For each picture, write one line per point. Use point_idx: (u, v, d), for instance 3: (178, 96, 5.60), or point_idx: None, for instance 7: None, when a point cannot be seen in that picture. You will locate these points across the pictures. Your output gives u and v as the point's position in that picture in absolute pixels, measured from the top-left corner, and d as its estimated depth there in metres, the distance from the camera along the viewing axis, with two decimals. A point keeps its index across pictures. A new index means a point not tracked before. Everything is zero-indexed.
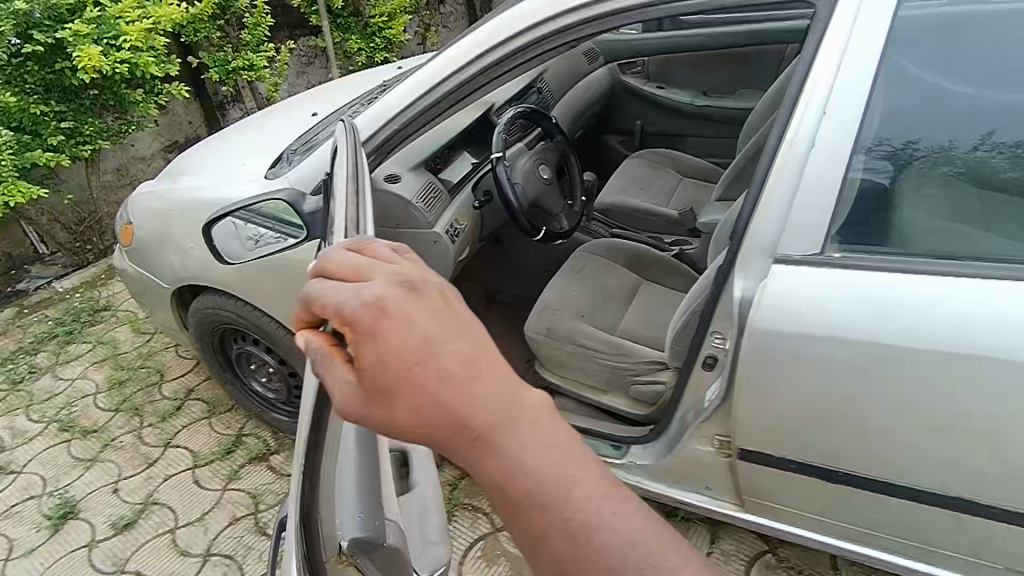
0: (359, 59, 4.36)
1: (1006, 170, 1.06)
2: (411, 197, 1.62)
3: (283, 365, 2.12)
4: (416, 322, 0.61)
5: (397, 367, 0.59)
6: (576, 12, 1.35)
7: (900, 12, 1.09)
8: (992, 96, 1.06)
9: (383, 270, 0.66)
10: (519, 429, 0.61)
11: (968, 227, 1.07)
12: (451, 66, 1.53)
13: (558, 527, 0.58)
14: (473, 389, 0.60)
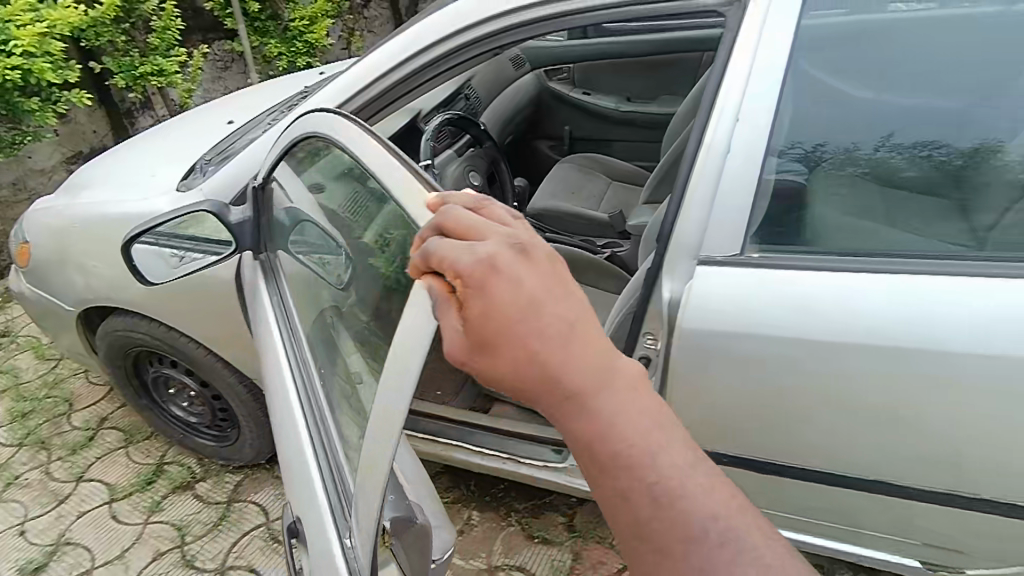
0: (280, 64, 4.21)
1: (905, 169, 1.13)
2: None
3: (206, 387, 2.02)
4: (525, 281, 0.58)
5: (500, 324, 0.57)
6: (501, 19, 1.35)
7: (802, 21, 1.15)
8: (893, 99, 1.13)
9: (498, 230, 0.63)
10: (613, 392, 0.58)
11: (875, 224, 1.14)
12: (374, 74, 1.51)
13: (641, 491, 0.55)
14: (572, 351, 0.58)
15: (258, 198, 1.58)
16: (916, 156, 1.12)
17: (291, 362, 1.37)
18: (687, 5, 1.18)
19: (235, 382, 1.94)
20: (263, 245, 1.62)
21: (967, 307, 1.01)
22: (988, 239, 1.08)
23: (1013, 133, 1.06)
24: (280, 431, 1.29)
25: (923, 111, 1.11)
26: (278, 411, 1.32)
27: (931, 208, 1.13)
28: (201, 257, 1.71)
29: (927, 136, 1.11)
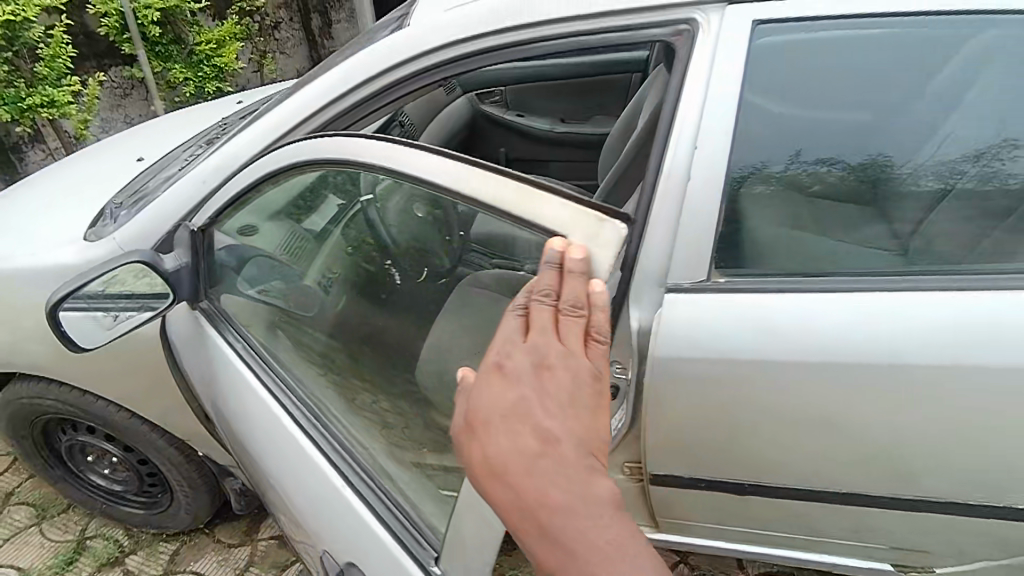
0: (186, 90, 3.96)
1: (810, 184, 1.18)
2: (274, 249, 1.55)
3: (130, 453, 1.83)
4: (516, 394, 0.74)
5: (489, 428, 0.74)
6: (437, 54, 1.32)
7: (750, 50, 1.14)
8: (812, 117, 1.15)
9: (542, 339, 0.77)
10: (578, 512, 0.68)
11: (811, 238, 1.19)
12: (307, 108, 1.43)
13: None
14: (543, 459, 0.70)
15: (196, 245, 1.48)
16: (816, 172, 1.17)
17: (304, 412, 1.40)
18: (632, 36, 1.20)
19: (164, 444, 1.77)
20: (200, 294, 1.54)
21: (896, 317, 1.07)
22: (909, 249, 1.15)
23: (898, 147, 1.13)
24: (303, 483, 1.35)
25: (835, 127, 1.14)
26: (295, 462, 1.36)
27: (851, 217, 1.18)
28: (131, 315, 1.50)
29: (824, 153, 1.15)
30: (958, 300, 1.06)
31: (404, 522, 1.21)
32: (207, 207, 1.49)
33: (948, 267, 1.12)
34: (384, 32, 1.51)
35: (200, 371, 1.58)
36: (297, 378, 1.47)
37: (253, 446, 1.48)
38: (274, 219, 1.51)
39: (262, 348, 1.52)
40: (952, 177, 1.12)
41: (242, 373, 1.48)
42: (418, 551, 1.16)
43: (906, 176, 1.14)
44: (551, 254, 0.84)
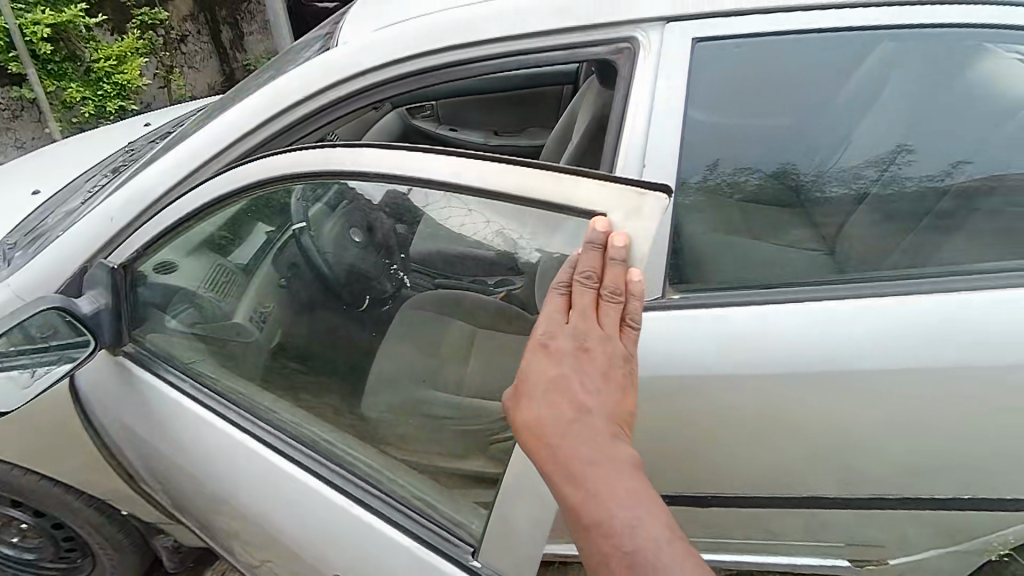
0: (84, 110, 3.67)
1: (734, 193, 1.22)
2: (199, 284, 1.44)
3: (40, 519, 1.64)
4: (556, 369, 0.88)
5: (533, 396, 0.88)
6: (372, 74, 1.26)
7: (692, 69, 1.15)
8: (734, 131, 1.18)
9: (582, 321, 0.91)
10: (603, 464, 0.81)
11: (749, 243, 1.24)
12: (229, 134, 1.33)
13: (600, 532, 0.78)
14: (576, 423, 0.84)
15: (115, 282, 1.34)
16: (735, 180, 1.21)
17: (286, 440, 1.35)
18: (572, 55, 1.19)
19: (82, 506, 1.61)
20: (122, 337, 1.40)
21: (824, 318, 1.13)
22: (835, 247, 1.23)
23: (807, 155, 1.21)
24: (300, 505, 1.33)
25: (755, 137, 1.19)
26: (289, 492, 1.33)
27: (780, 224, 1.24)
28: (49, 366, 1.33)
29: (742, 162, 1.20)
30: (875, 307, 1.13)
31: (426, 525, 1.24)
32: (127, 243, 1.35)
33: (860, 275, 1.19)
34: (308, 53, 1.41)
35: (133, 420, 1.44)
36: (264, 409, 1.39)
37: (222, 489, 1.42)
38: (194, 253, 1.39)
39: (207, 384, 1.41)
40: (859, 183, 1.22)
41: (200, 414, 1.39)
42: (448, 548, 1.21)
43: (812, 183, 1.22)
44: (595, 234, 0.94)
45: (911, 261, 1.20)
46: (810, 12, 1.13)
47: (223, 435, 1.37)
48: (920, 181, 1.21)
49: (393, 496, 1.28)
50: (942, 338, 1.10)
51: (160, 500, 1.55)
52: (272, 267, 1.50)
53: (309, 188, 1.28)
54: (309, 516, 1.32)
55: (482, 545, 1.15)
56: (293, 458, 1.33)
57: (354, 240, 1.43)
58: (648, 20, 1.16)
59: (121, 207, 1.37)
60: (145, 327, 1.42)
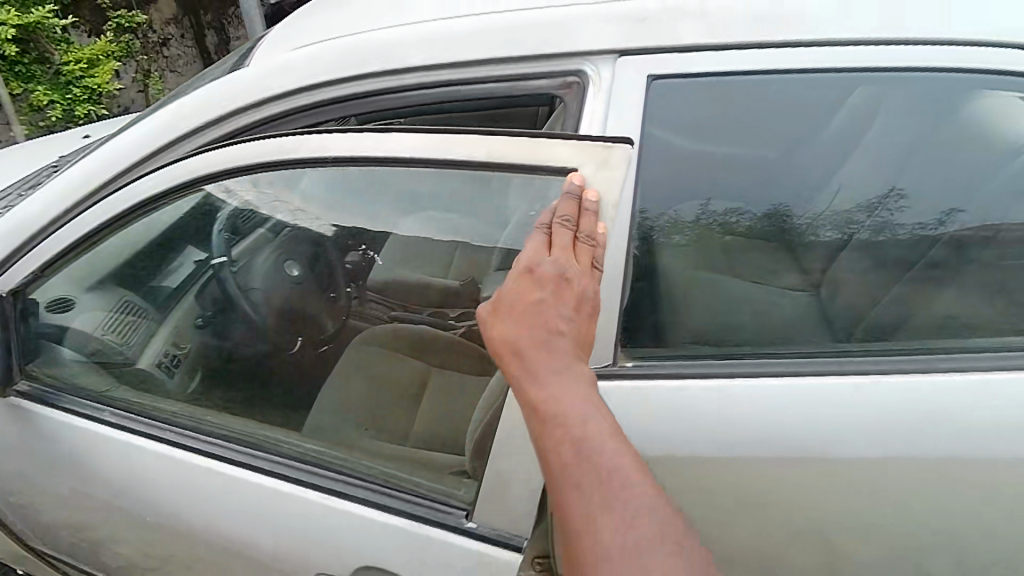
0: (52, 114, 3.53)
1: (722, 233, 1.12)
2: (94, 329, 1.35)
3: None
4: (534, 293, 0.89)
5: (511, 312, 0.90)
6: (296, 97, 1.15)
7: (647, 109, 1.05)
8: (705, 169, 1.08)
9: (564, 256, 0.91)
10: (566, 376, 0.85)
11: (729, 281, 1.13)
12: (140, 147, 1.22)
13: (560, 433, 0.82)
14: (550, 342, 0.87)
15: (6, 312, 1.27)
16: (726, 223, 1.11)
17: (236, 449, 1.23)
18: (516, 87, 1.08)
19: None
20: (13, 374, 1.31)
21: (786, 389, 1.02)
22: (820, 290, 1.12)
23: (798, 197, 1.09)
24: (263, 507, 1.18)
25: (728, 178, 1.09)
26: (245, 501, 1.19)
27: (766, 264, 1.13)
28: None
29: (732, 203, 1.10)
30: (845, 381, 1.02)
31: (415, 500, 1.13)
32: (14, 269, 1.26)
33: (848, 351, 1.06)
34: (222, 72, 1.31)
35: (23, 466, 1.36)
36: (208, 421, 1.28)
37: (148, 530, 1.32)
38: (97, 287, 1.33)
39: (133, 411, 1.29)
40: (850, 228, 1.09)
41: (125, 442, 1.26)
42: (441, 518, 1.10)
43: (806, 226, 1.10)
44: (572, 187, 0.96)
45: (895, 318, 1.09)
46: (774, 49, 1.03)
47: (157, 462, 1.24)
48: (915, 229, 1.09)
49: (372, 479, 1.17)
50: (925, 409, 1.00)
51: (55, 549, 1.49)
52: (195, 304, 1.42)
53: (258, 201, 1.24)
54: (255, 551, 1.23)
55: (475, 508, 1.08)
56: (247, 463, 1.20)
57: (291, 275, 1.41)
58: (597, 53, 1.04)
59: (21, 222, 1.25)
60: (42, 360, 1.34)
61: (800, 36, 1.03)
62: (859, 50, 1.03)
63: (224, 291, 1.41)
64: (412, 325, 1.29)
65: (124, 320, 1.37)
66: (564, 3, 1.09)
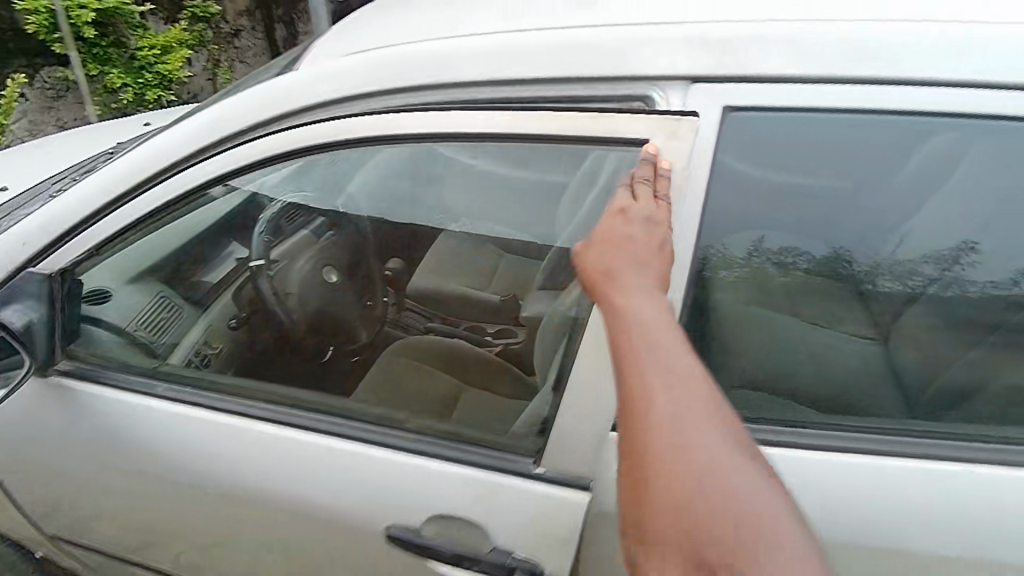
0: (123, 96, 3.67)
1: (779, 275, 1.05)
2: (129, 323, 1.32)
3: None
4: (626, 224, 0.91)
5: (605, 241, 0.91)
6: (346, 104, 1.11)
7: (720, 144, 0.97)
8: (768, 203, 1.01)
9: (648, 203, 0.92)
10: (652, 311, 0.83)
11: (787, 320, 1.06)
12: (189, 142, 1.16)
13: (638, 339, 0.80)
14: (637, 265, 0.87)
15: (52, 291, 1.20)
16: (781, 263, 1.04)
17: (296, 408, 1.19)
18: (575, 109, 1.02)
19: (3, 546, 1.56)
20: (53, 356, 1.25)
21: (824, 465, 0.99)
22: (888, 340, 1.05)
23: (860, 242, 1.01)
24: (325, 472, 1.13)
25: (788, 217, 1.01)
26: (302, 466, 1.14)
27: (832, 308, 1.05)
28: None
29: (789, 242, 1.03)
30: (893, 464, 0.97)
31: (478, 453, 1.09)
32: (66, 248, 1.19)
33: (902, 433, 1.00)
34: (272, 74, 1.29)
35: (51, 459, 1.33)
36: (262, 391, 1.22)
37: (174, 526, 1.33)
38: (136, 281, 1.32)
39: (185, 381, 1.24)
40: (914, 281, 1.01)
41: (173, 420, 1.21)
42: (509, 466, 1.06)
43: (863, 273, 1.02)
44: (646, 156, 0.95)
45: (968, 381, 1.01)
46: (856, 86, 0.92)
47: (211, 434, 1.19)
48: (988, 287, 0.99)
49: (433, 434, 1.13)
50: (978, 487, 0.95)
51: (74, 538, 1.47)
52: (231, 301, 1.41)
53: (314, 198, 1.29)
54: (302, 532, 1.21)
55: (544, 455, 1.04)
56: (304, 424, 1.16)
57: (329, 281, 1.44)
58: (668, 79, 0.97)
59: (66, 206, 1.18)
60: (81, 342, 1.27)
61: (896, 74, 0.91)
62: (966, 94, 0.90)
63: (258, 296, 1.40)
64: (448, 338, 1.38)
65: (158, 316, 1.34)
66: (639, 23, 1.01)
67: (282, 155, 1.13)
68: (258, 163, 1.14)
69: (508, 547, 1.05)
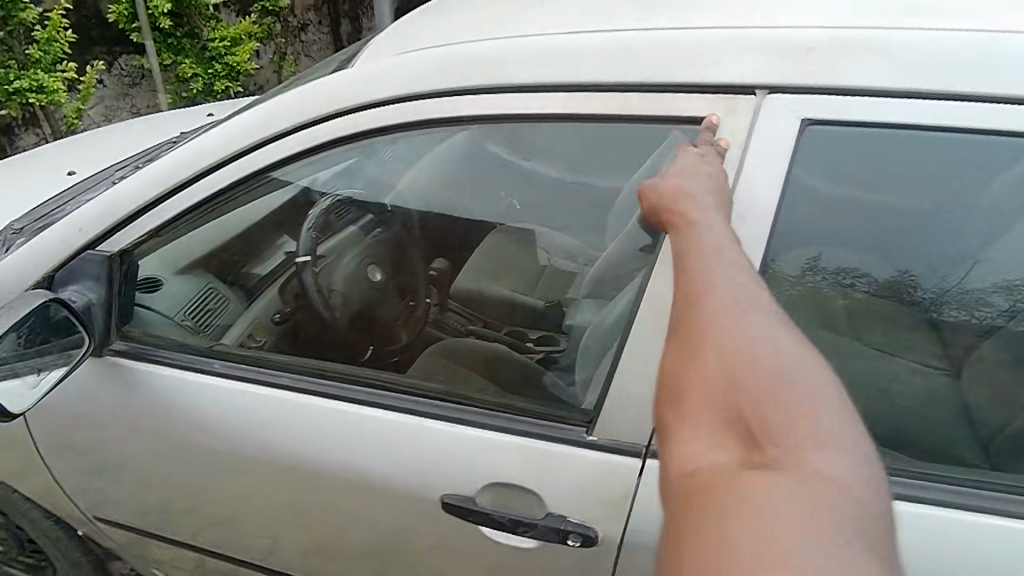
0: (194, 86, 3.83)
1: (838, 297, 0.97)
2: (172, 311, 1.32)
3: (5, 517, 1.66)
4: (694, 172, 0.91)
5: (674, 189, 0.90)
6: (400, 99, 1.10)
7: (794, 162, 0.93)
8: (832, 219, 0.94)
9: (710, 160, 0.92)
10: (743, 278, 0.78)
11: (848, 344, 0.97)
12: (248, 129, 1.18)
13: (709, 274, 0.78)
14: (714, 217, 0.85)
15: (110, 272, 1.23)
16: (838, 283, 0.97)
17: (340, 380, 1.19)
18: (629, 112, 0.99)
19: (44, 517, 1.61)
20: (109, 335, 1.27)
21: None
22: (960, 372, 0.95)
23: (929, 268, 0.93)
24: (370, 438, 1.14)
25: (848, 232, 0.94)
26: (343, 440, 1.16)
27: (897, 334, 0.96)
28: (40, 371, 1.19)
29: (849, 262, 0.95)
30: (947, 515, 0.91)
31: (525, 422, 1.08)
32: (127, 228, 1.22)
33: (960, 483, 0.92)
34: (328, 69, 1.30)
35: (91, 438, 1.36)
36: (311, 360, 1.24)
37: (212, 510, 1.36)
38: (185, 272, 1.34)
39: (240, 358, 1.25)
40: (983, 312, 0.93)
41: (214, 404, 1.24)
42: (558, 433, 1.06)
43: (929, 301, 0.94)
44: (703, 130, 0.95)
45: None
46: (927, 99, 0.88)
47: (252, 411, 1.21)
48: None
49: (482, 404, 1.12)
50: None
51: (115, 518, 1.50)
52: (276, 296, 1.39)
53: (364, 196, 1.31)
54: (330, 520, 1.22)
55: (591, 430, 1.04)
56: (343, 397, 1.17)
57: (372, 279, 1.40)
58: None
59: (129, 189, 1.22)
60: (135, 323, 1.29)
61: (974, 89, 0.86)
62: None
63: (302, 289, 1.38)
64: (488, 342, 1.23)
65: (205, 306, 1.34)
66: (697, 27, 0.99)
67: (332, 143, 1.14)
68: (314, 148, 1.15)
69: (563, 513, 1.04)
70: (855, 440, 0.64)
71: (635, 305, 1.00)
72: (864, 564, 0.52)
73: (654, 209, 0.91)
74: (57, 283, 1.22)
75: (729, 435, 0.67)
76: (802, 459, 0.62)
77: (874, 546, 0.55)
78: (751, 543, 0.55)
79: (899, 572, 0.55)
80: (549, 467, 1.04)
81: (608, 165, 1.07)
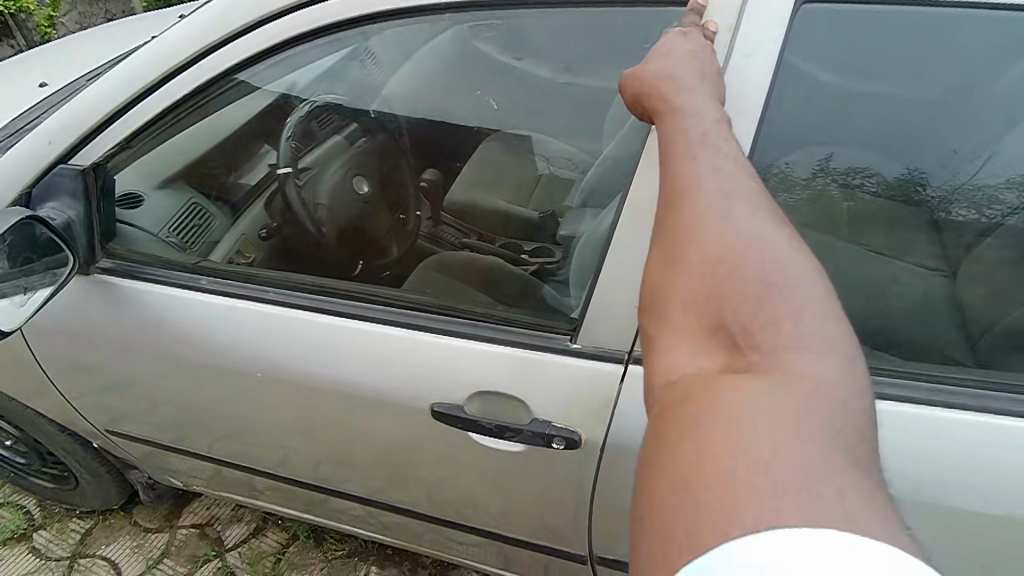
0: None
1: (843, 199, 0.94)
2: (160, 228, 1.30)
3: (22, 432, 1.74)
4: (679, 52, 0.85)
5: (660, 72, 0.83)
6: None
7: (786, 46, 0.89)
8: (840, 113, 0.90)
9: (694, 39, 0.87)
10: (730, 174, 0.74)
11: (846, 248, 0.95)
12: (217, 22, 1.11)
13: (695, 169, 0.74)
14: (699, 101, 0.80)
15: (85, 187, 1.20)
16: (846, 184, 0.93)
17: (327, 297, 1.19)
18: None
19: (58, 432, 1.68)
20: (95, 253, 1.27)
21: None
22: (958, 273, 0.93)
23: (939, 164, 0.90)
24: (364, 350, 1.16)
25: (857, 127, 0.90)
26: (335, 354, 1.17)
27: (901, 236, 0.94)
28: (28, 292, 1.20)
29: (860, 161, 0.92)
30: (920, 413, 0.93)
31: (514, 331, 1.09)
32: (104, 137, 1.19)
33: (939, 381, 0.94)
34: None
35: (90, 358, 1.38)
36: (299, 276, 1.23)
37: (216, 422, 1.41)
38: (166, 188, 1.31)
39: (230, 276, 1.25)
40: (992, 210, 0.90)
41: (212, 320, 1.24)
42: (545, 341, 1.07)
43: (938, 200, 0.91)
44: (693, 12, 0.90)
45: None
46: None
47: (246, 329, 1.22)
48: None
49: (471, 313, 1.13)
50: (1013, 434, 0.90)
51: (127, 431, 1.56)
52: (264, 211, 1.37)
53: (347, 102, 1.25)
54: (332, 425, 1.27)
55: (581, 338, 1.05)
56: (337, 312, 1.18)
57: (360, 191, 1.39)
58: None
59: (99, 95, 1.17)
60: (119, 241, 1.28)
61: None
62: None
63: (286, 204, 1.36)
64: (482, 255, 1.20)
65: (189, 222, 1.33)
66: None
67: (313, 35, 1.09)
68: (281, 44, 1.11)
69: (548, 418, 1.07)
70: (839, 343, 0.63)
71: (621, 209, 0.98)
72: (834, 470, 0.53)
73: (636, 100, 0.86)
74: (35, 201, 1.21)
75: (711, 342, 0.67)
76: (785, 362, 0.62)
77: (851, 448, 0.56)
78: (723, 457, 0.56)
79: (873, 469, 0.56)
80: (539, 374, 1.06)
81: (600, 61, 1.01)
